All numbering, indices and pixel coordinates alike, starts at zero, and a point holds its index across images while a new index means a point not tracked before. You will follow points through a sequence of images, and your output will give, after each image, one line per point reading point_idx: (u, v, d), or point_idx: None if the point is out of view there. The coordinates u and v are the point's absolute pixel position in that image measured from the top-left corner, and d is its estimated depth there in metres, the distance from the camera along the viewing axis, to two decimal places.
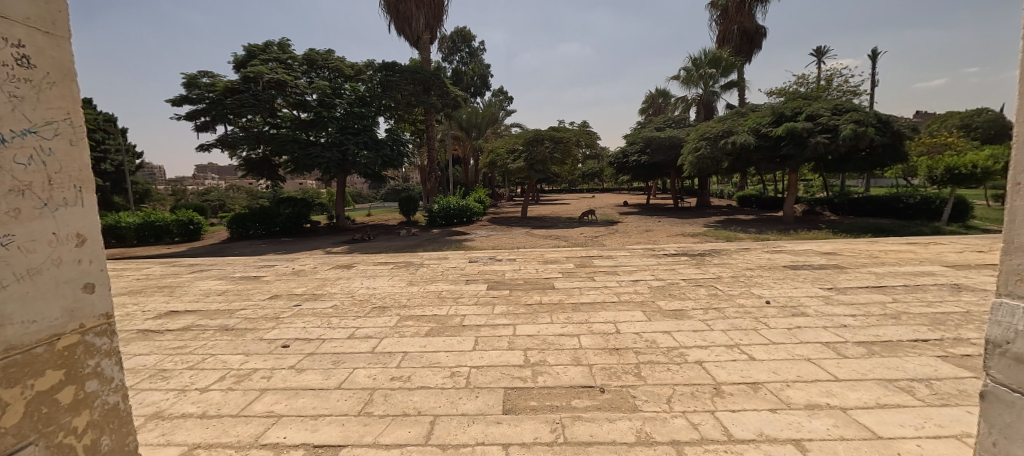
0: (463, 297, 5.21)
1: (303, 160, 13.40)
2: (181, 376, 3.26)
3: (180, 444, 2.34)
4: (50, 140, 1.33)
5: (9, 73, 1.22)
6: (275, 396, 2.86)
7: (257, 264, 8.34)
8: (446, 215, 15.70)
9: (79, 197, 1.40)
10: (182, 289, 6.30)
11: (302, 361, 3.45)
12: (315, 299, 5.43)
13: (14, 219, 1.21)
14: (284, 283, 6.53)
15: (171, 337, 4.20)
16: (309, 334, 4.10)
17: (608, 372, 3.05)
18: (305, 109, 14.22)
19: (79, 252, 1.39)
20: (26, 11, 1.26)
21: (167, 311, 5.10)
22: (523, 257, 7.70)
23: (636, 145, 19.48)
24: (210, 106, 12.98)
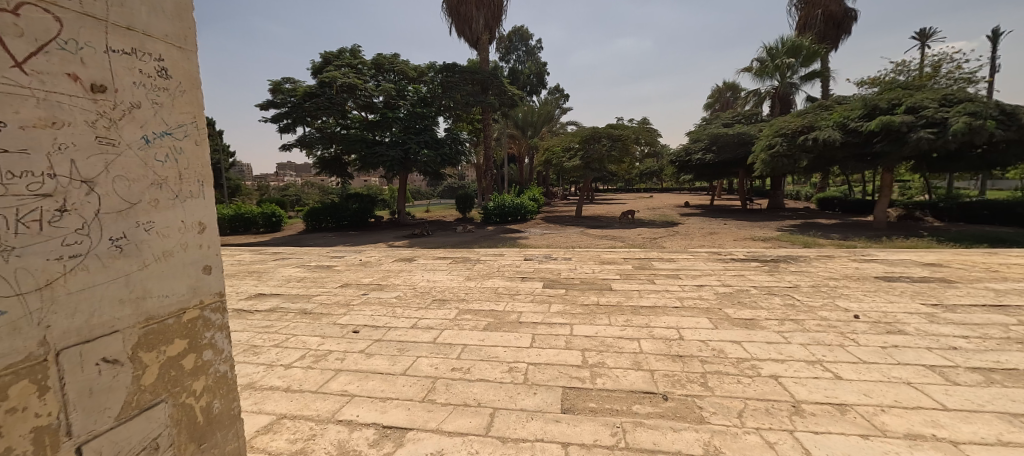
0: (520, 295, 5.25)
1: (369, 159, 14.22)
2: (269, 352, 3.64)
3: (270, 413, 2.61)
4: (181, 140, 1.53)
5: (152, 84, 1.43)
6: (349, 376, 3.09)
7: (330, 255, 9.06)
8: (501, 213, 15.91)
9: (202, 190, 1.60)
10: (268, 274, 7.02)
11: (371, 346, 3.68)
12: (380, 289, 5.77)
13: (153, 208, 1.42)
14: (353, 272, 7.02)
15: (260, 316, 4.70)
16: (376, 321, 4.37)
17: (671, 379, 2.92)
18: (371, 110, 15.08)
19: (199, 237, 1.59)
20: (165, 28, 1.47)
21: (256, 294, 5.72)
22: (579, 257, 7.61)
23: (700, 143, 18.38)
24: (292, 110, 14.26)
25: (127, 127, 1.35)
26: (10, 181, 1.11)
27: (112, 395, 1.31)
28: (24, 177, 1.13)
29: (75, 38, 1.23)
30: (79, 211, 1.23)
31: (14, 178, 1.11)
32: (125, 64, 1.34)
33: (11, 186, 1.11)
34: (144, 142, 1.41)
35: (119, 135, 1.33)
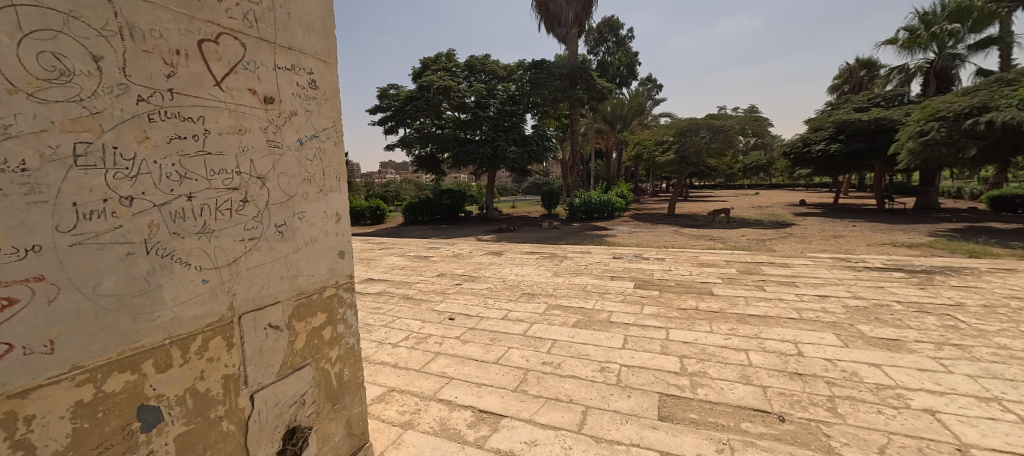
0: (609, 294, 5.10)
1: (460, 156, 14.94)
2: (379, 331, 4.07)
3: (382, 385, 2.91)
4: (325, 142, 1.77)
5: (306, 94, 1.67)
6: (447, 360, 3.31)
7: (426, 246, 9.78)
8: (587, 210, 15.55)
9: (338, 185, 1.84)
10: (376, 261, 7.83)
11: (466, 333, 3.90)
12: (472, 280, 6.07)
13: (304, 200, 1.67)
14: (447, 263, 7.49)
15: (371, 298, 5.27)
16: (470, 310, 4.62)
17: (788, 399, 2.59)
18: (464, 110, 15.80)
19: (336, 226, 1.84)
20: (315, 47, 1.70)
21: (367, 278, 6.42)
22: (673, 258, 7.13)
23: (823, 131, 15.88)
24: (395, 113, 15.64)
25: (288, 131, 1.60)
26: (215, 175, 1.36)
27: (275, 355, 1.56)
28: (223, 172, 1.37)
29: (256, 58, 1.47)
30: (257, 201, 1.49)
31: (217, 173, 1.36)
32: (288, 79, 1.59)
33: (213, 180, 1.35)
34: (299, 144, 1.65)
35: (283, 139, 1.58)
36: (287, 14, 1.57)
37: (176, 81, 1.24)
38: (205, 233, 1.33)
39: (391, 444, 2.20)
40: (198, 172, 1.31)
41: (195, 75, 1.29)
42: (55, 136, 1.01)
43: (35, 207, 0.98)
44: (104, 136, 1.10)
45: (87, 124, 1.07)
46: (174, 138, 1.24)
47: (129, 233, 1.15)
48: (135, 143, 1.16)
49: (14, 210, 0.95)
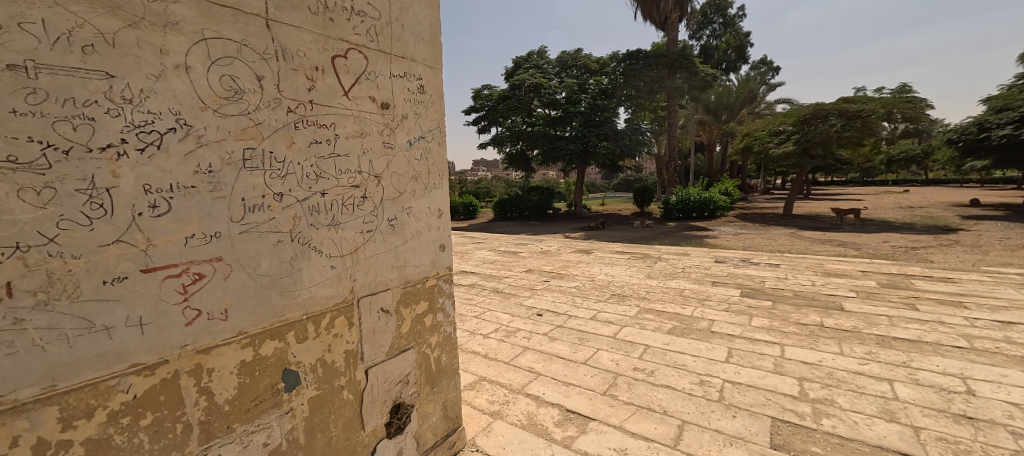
0: (710, 300, 4.66)
1: (550, 153, 14.94)
2: (471, 321, 4.29)
3: (473, 373, 3.06)
4: (430, 142, 1.90)
5: (414, 99, 1.81)
6: (535, 355, 3.35)
7: (515, 242, 10.00)
8: (684, 208, 14.41)
9: (441, 182, 1.97)
10: (468, 255, 8.25)
11: (554, 331, 3.90)
12: (560, 278, 6.05)
13: (411, 197, 1.82)
14: (536, 259, 7.57)
15: (464, 289, 5.58)
16: (558, 308, 4.61)
17: (949, 446, 2.10)
18: (554, 106, 15.74)
19: (437, 221, 1.97)
20: (424, 54, 1.83)
21: (460, 270, 6.81)
22: (789, 265, 6.25)
23: (1009, 112, 12.47)
24: (488, 112, 16.34)
25: (399, 133, 1.75)
26: (342, 174, 1.54)
27: (385, 336, 1.73)
28: (348, 171, 1.56)
29: (375, 69, 1.63)
30: (374, 197, 1.66)
31: (343, 173, 1.54)
32: (400, 86, 1.74)
33: (341, 179, 1.54)
34: (409, 145, 1.80)
35: (396, 141, 1.73)
36: (401, 27, 1.73)
37: (315, 93, 1.43)
38: (333, 226, 1.52)
39: (481, 431, 2.30)
40: (330, 172, 1.49)
41: (328, 87, 1.47)
42: (231, 144, 1.23)
43: (217, 202, 1.21)
44: (264, 142, 1.31)
45: (253, 134, 1.28)
46: (313, 143, 1.43)
47: (279, 223, 1.36)
48: (285, 148, 1.36)
49: (205, 203, 1.18)
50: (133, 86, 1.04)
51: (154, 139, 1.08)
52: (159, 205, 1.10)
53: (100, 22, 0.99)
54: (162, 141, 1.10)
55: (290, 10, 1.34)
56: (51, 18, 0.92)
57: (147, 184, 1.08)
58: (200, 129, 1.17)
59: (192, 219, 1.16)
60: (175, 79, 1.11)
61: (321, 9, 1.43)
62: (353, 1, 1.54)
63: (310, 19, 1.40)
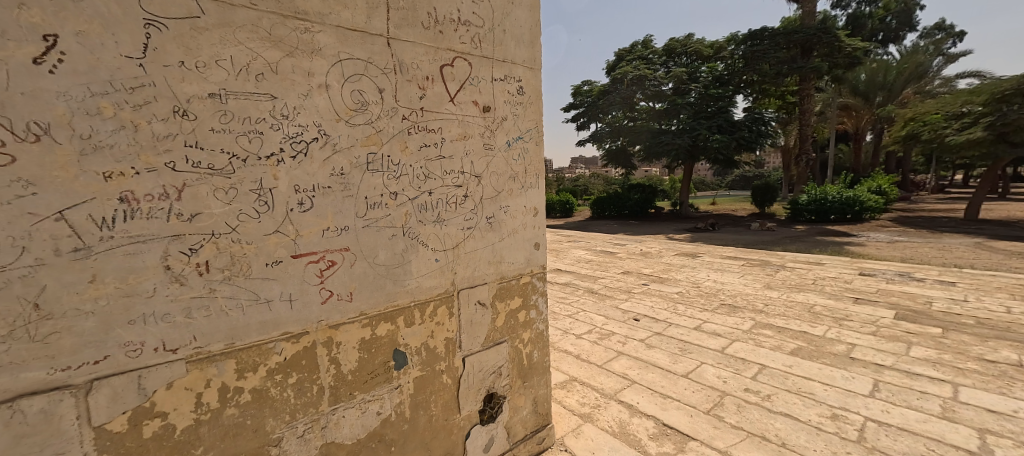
0: (850, 320, 3.92)
1: (653, 148, 14.11)
2: (565, 320, 4.28)
3: (565, 373, 3.06)
4: (528, 142, 1.94)
5: (514, 101, 1.87)
6: (630, 362, 3.21)
7: (612, 241, 9.68)
8: (819, 209, 12.33)
9: (537, 181, 2.00)
10: (564, 253, 8.24)
11: (652, 338, 3.68)
12: (661, 282, 5.68)
13: (508, 196, 1.88)
14: (634, 261, 7.23)
15: (558, 288, 5.60)
16: (657, 314, 4.34)
17: None
18: (660, 98, 14.81)
19: (533, 220, 2.01)
20: (524, 56, 1.88)
21: (555, 268, 6.84)
22: (971, 283, 4.94)
23: None
24: (588, 109, 16.38)
25: (499, 135, 1.82)
26: (447, 174, 1.66)
27: (481, 328, 1.82)
28: (452, 172, 1.67)
29: (479, 74, 1.72)
30: (474, 196, 1.76)
31: (448, 173, 1.66)
32: (501, 89, 1.81)
33: (445, 179, 1.66)
34: (508, 145, 1.86)
35: (495, 142, 1.81)
36: (503, 32, 1.80)
37: (425, 101, 1.57)
38: (438, 222, 1.65)
39: (571, 432, 2.30)
40: (436, 173, 1.63)
41: (437, 95, 1.60)
42: (358, 150, 1.42)
43: (347, 199, 1.41)
44: (383, 147, 1.48)
45: (375, 140, 1.45)
46: (423, 146, 1.58)
47: (394, 219, 1.52)
48: (400, 151, 1.52)
49: (337, 201, 1.39)
50: (288, 104, 1.26)
51: (302, 147, 1.30)
52: (305, 202, 1.32)
53: (268, 54, 1.22)
54: (308, 149, 1.31)
55: (406, 27, 1.49)
56: (237, 54, 1.17)
57: (297, 185, 1.30)
58: (335, 137, 1.36)
59: (327, 214, 1.37)
60: (319, 96, 1.32)
61: (432, 22, 1.56)
62: (460, 13, 1.65)
63: (423, 34, 1.54)
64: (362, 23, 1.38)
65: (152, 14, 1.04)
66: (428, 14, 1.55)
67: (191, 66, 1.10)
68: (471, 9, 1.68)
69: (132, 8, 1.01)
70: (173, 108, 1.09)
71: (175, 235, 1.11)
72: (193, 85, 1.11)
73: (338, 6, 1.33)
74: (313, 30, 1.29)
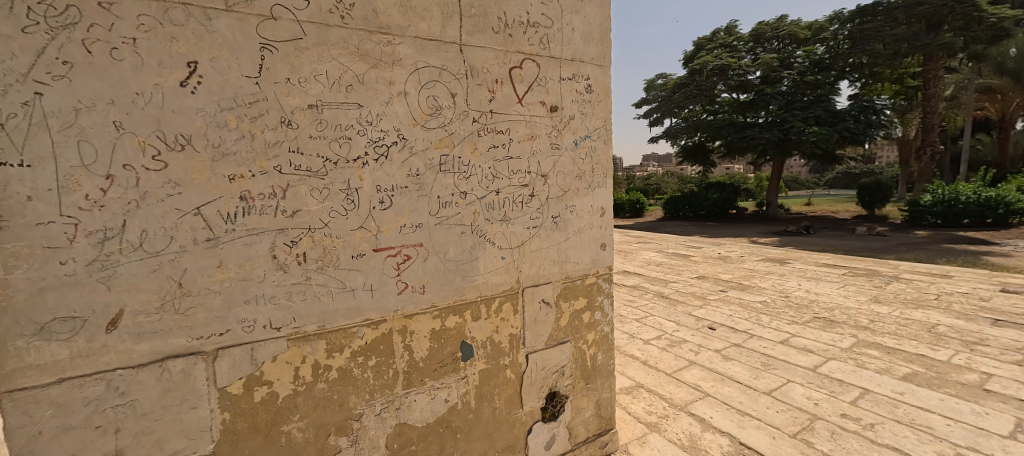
0: (986, 346, 3.28)
1: (736, 143, 13.00)
2: (632, 324, 4.14)
3: (630, 378, 2.96)
4: (596, 140, 1.91)
5: (581, 99, 1.85)
6: (703, 373, 3.01)
7: (687, 244, 9.11)
8: (947, 212, 10.45)
9: (604, 181, 1.96)
10: (633, 255, 7.94)
11: (729, 349, 3.42)
12: (742, 289, 5.23)
13: (575, 195, 1.87)
14: (711, 265, 6.74)
15: (625, 290, 5.42)
16: (736, 323, 4.01)
17: None
18: (745, 89, 13.59)
19: (600, 220, 1.98)
20: (592, 54, 1.86)
21: (623, 270, 6.63)
22: None
23: None
24: (662, 103, 15.58)
25: (566, 134, 1.82)
26: (514, 174, 1.70)
27: (545, 326, 1.84)
28: (519, 172, 1.71)
29: (547, 74, 1.74)
30: (540, 195, 1.78)
31: (515, 173, 1.70)
32: (569, 88, 1.81)
33: (512, 179, 1.70)
34: (574, 145, 1.85)
35: (562, 142, 1.81)
36: (571, 30, 1.79)
37: (494, 103, 1.62)
38: (504, 221, 1.70)
39: (636, 440, 2.22)
40: (504, 173, 1.67)
41: (506, 97, 1.64)
42: (432, 152, 1.51)
43: (422, 198, 1.51)
44: (455, 149, 1.55)
45: (447, 142, 1.54)
46: (492, 147, 1.63)
47: (463, 217, 1.60)
48: (470, 153, 1.59)
49: (413, 200, 1.49)
50: (372, 111, 1.38)
51: (383, 151, 1.42)
52: (385, 201, 1.44)
53: (356, 67, 1.35)
54: (388, 152, 1.43)
55: (477, 34, 1.55)
56: (331, 70, 1.31)
57: (379, 185, 1.43)
58: (412, 141, 1.47)
59: (404, 212, 1.48)
60: (398, 103, 1.43)
61: (502, 27, 1.61)
62: (529, 15, 1.67)
63: (493, 38, 1.59)
64: (437, 33, 1.47)
65: (266, 39, 1.21)
66: (499, 19, 1.60)
67: (294, 81, 1.26)
68: (540, 11, 1.70)
69: (251, 34, 1.19)
70: (281, 119, 1.25)
71: (279, 228, 1.28)
72: (296, 98, 1.26)
73: (417, 18, 1.43)
74: (394, 42, 1.40)
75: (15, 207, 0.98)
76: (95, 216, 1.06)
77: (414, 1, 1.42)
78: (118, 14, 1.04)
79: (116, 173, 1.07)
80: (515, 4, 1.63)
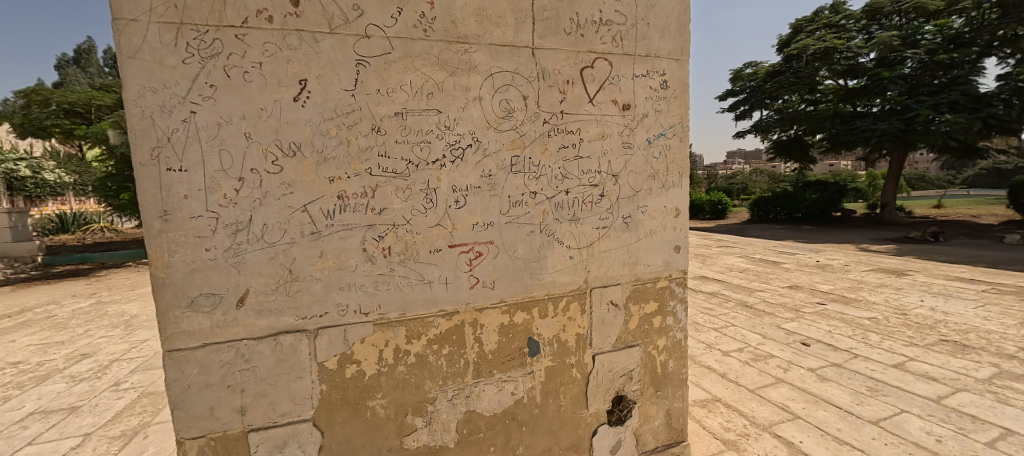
0: None
1: (842, 136, 11.48)
2: (710, 333, 3.88)
3: (706, 391, 2.78)
4: (671, 138, 1.83)
5: (656, 96, 1.79)
6: (793, 392, 2.72)
7: (777, 249, 8.24)
8: None
9: (679, 180, 1.87)
10: (713, 259, 7.38)
11: (826, 369, 3.05)
12: (845, 303, 4.61)
13: (647, 195, 1.82)
14: (807, 274, 6.02)
15: (703, 297, 5.08)
16: (836, 341, 3.56)
17: None
18: (856, 75, 11.98)
19: (674, 221, 1.89)
20: (669, 48, 1.78)
21: (701, 275, 6.20)
22: None
23: None
24: (751, 95, 14.27)
25: (639, 133, 1.77)
26: (584, 174, 1.70)
27: (613, 328, 1.81)
28: (589, 172, 1.70)
29: (620, 72, 1.71)
30: (611, 195, 1.76)
31: (585, 173, 1.70)
32: (642, 85, 1.76)
33: (582, 179, 1.70)
34: (648, 143, 1.80)
35: (634, 140, 1.77)
36: (646, 25, 1.74)
37: (566, 104, 1.63)
38: (573, 221, 1.70)
39: None
40: (574, 173, 1.68)
41: (577, 97, 1.65)
42: (504, 154, 1.57)
43: (493, 198, 1.58)
44: (526, 150, 1.60)
45: (518, 144, 1.59)
46: (562, 148, 1.65)
47: (533, 217, 1.64)
48: (540, 153, 1.62)
49: (486, 199, 1.56)
50: (450, 116, 1.48)
51: (459, 153, 1.51)
52: (460, 200, 1.53)
53: (437, 76, 1.45)
54: (464, 154, 1.52)
55: (550, 36, 1.58)
56: (415, 79, 1.42)
57: (454, 185, 1.52)
58: (486, 143, 1.54)
59: (476, 211, 1.56)
60: (474, 108, 1.51)
61: (574, 28, 1.62)
62: (602, 13, 1.66)
63: (565, 40, 1.60)
64: (511, 38, 1.52)
65: (361, 55, 1.36)
66: (571, 20, 1.61)
67: (384, 91, 1.39)
68: (614, 8, 1.67)
69: (349, 52, 1.34)
70: (372, 126, 1.39)
71: (369, 224, 1.42)
72: (384, 107, 1.40)
73: (492, 26, 1.49)
74: (471, 51, 1.48)
75: (175, 203, 1.22)
76: (230, 211, 1.27)
77: (489, 10, 1.49)
78: (250, 44, 1.24)
79: (245, 176, 1.28)
80: (587, 3, 1.63)
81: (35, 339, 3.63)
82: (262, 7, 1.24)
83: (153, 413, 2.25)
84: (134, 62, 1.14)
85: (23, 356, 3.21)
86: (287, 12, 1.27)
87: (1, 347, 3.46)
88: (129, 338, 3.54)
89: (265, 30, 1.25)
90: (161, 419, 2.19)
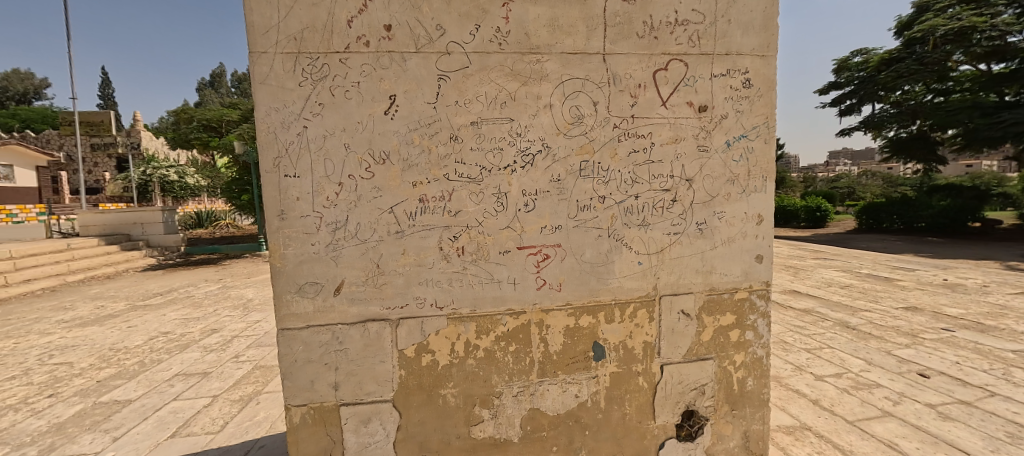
0: None
1: (982, 132, 9.57)
2: (800, 354, 3.51)
3: (794, 417, 2.53)
4: (754, 140, 1.72)
5: (738, 95, 1.69)
6: (903, 429, 2.36)
7: (890, 264, 7.14)
8: None
9: (764, 185, 1.75)
10: (807, 273, 6.62)
11: (949, 406, 2.60)
12: (979, 330, 3.87)
13: (725, 200, 1.72)
14: (929, 295, 5.14)
15: (793, 314, 4.59)
16: (964, 375, 3.01)
17: None
18: (1003, 57, 10.08)
19: (756, 228, 1.77)
20: (753, 44, 1.68)
21: (791, 289, 5.62)
22: None
23: None
24: (859, 87, 12.60)
25: (717, 134, 1.69)
26: (655, 179, 1.67)
27: (683, 339, 1.74)
28: (661, 176, 1.67)
29: (696, 72, 1.65)
30: (684, 200, 1.70)
31: (657, 178, 1.66)
32: (721, 84, 1.67)
33: (653, 184, 1.67)
34: (727, 146, 1.70)
35: (712, 143, 1.69)
36: (727, 22, 1.66)
37: (636, 108, 1.62)
38: (643, 226, 1.67)
39: None
40: (645, 177, 1.65)
41: (649, 100, 1.62)
42: (573, 159, 1.60)
43: (562, 202, 1.61)
44: (595, 155, 1.61)
45: (587, 148, 1.60)
46: (632, 152, 1.63)
47: (601, 221, 1.64)
48: (610, 158, 1.62)
49: (554, 204, 1.60)
50: (522, 124, 1.55)
51: (529, 158, 1.57)
52: (529, 204, 1.58)
53: (510, 85, 1.52)
54: (534, 160, 1.57)
55: (622, 41, 1.58)
56: (489, 89, 1.51)
57: (525, 189, 1.58)
58: (555, 149, 1.58)
59: (545, 214, 1.60)
60: (544, 115, 1.56)
61: (647, 30, 1.60)
62: (678, 13, 1.61)
63: (637, 44, 1.59)
64: (582, 46, 1.55)
65: (443, 71, 1.48)
66: (644, 23, 1.59)
67: (461, 102, 1.50)
68: (691, 7, 1.62)
69: (431, 69, 1.46)
70: (450, 134, 1.50)
71: (446, 225, 1.54)
72: (461, 117, 1.50)
73: (563, 35, 1.53)
74: (542, 60, 1.53)
75: (290, 204, 1.43)
76: (331, 212, 1.46)
77: (561, 20, 1.53)
78: (350, 66, 1.42)
79: (344, 181, 1.46)
80: (661, 5, 1.60)
81: (179, 315, 4.39)
82: (361, 34, 1.41)
83: (264, 383, 2.63)
84: (264, 87, 1.37)
85: (171, 327, 3.92)
86: (382, 36, 1.43)
87: (156, 318, 4.27)
88: (246, 318, 4.16)
89: (364, 53, 1.42)
90: (270, 389, 2.55)
